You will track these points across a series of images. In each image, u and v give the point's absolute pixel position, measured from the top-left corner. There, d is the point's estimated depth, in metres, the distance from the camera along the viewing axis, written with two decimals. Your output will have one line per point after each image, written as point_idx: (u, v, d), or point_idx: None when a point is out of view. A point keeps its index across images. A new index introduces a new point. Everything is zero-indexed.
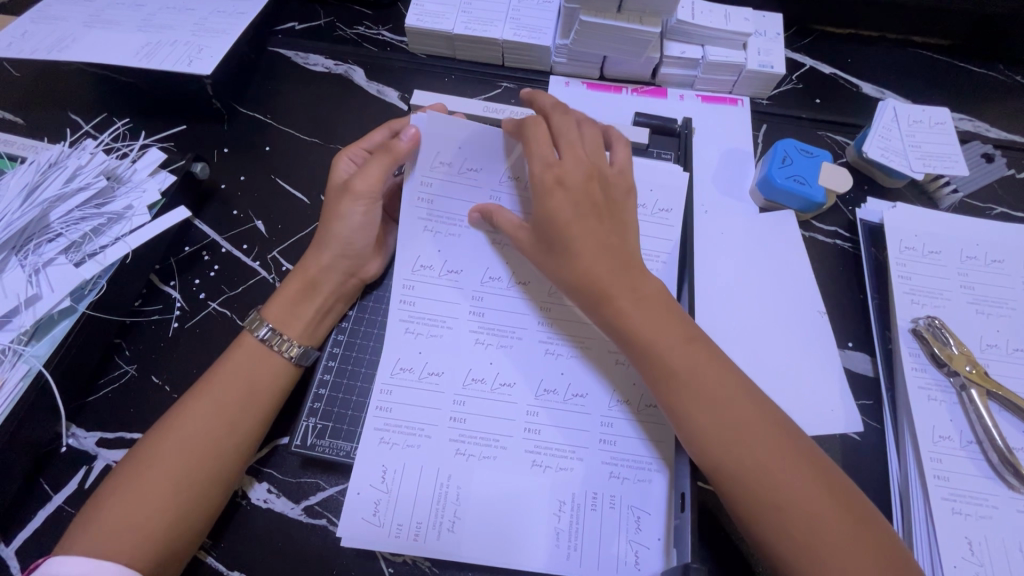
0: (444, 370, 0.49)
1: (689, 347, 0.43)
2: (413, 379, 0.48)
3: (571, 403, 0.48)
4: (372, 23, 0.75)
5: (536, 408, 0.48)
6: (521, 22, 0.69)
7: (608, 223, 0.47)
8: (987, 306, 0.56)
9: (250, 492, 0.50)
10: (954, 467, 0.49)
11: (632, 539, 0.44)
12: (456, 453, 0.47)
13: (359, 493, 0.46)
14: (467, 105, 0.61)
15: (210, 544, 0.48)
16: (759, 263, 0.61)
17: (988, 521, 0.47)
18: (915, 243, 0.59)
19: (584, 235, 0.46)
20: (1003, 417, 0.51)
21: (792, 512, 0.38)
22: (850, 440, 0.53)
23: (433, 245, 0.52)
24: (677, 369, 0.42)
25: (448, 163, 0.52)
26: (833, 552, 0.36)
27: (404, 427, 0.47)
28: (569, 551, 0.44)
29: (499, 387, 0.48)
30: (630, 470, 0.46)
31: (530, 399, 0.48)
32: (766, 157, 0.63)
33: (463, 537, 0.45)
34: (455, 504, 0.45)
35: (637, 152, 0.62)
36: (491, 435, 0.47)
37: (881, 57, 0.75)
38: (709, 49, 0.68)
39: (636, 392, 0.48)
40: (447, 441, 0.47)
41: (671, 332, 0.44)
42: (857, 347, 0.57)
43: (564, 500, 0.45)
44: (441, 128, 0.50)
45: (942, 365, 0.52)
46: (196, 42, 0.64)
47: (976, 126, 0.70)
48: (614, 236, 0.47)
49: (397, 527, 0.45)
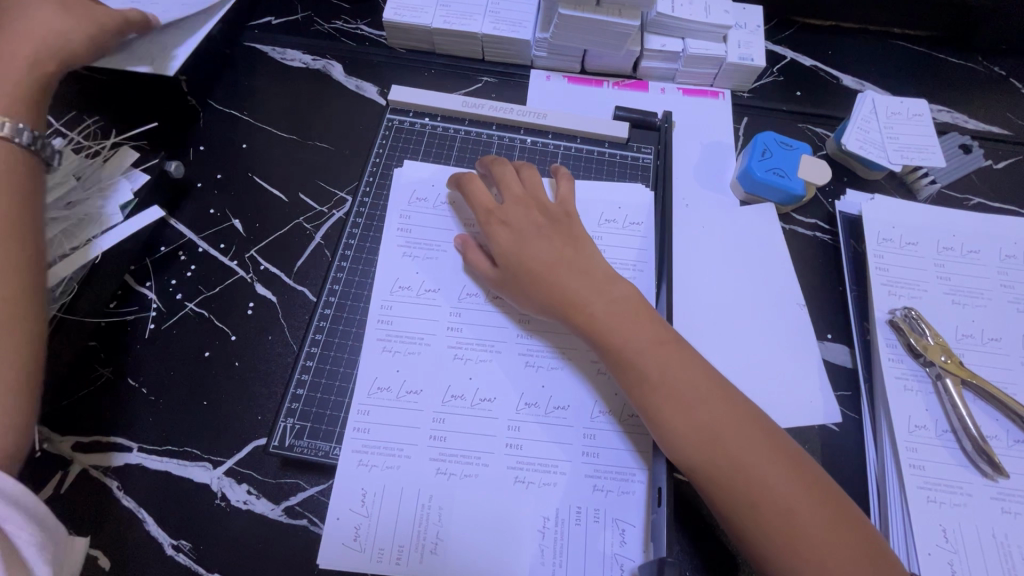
0: (423, 388, 0.49)
1: (672, 353, 0.43)
2: (391, 399, 0.48)
3: (554, 416, 0.48)
4: (350, 18, 0.74)
5: (518, 423, 0.48)
6: (499, 16, 0.68)
7: (562, 241, 0.49)
8: (964, 296, 0.56)
9: (228, 494, 0.49)
10: (929, 456, 0.49)
11: (616, 552, 0.44)
12: (437, 472, 0.46)
13: (339, 517, 0.45)
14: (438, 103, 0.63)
15: (190, 545, 0.48)
16: (738, 255, 0.61)
17: (962, 509, 0.47)
18: (892, 235, 0.59)
19: (539, 258, 0.48)
20: (977, 406, 0.51)
21: (766, 500, 0.38)
22: (829, 431, 0.53)
23: (411, 269, 0.54)
24: (641, 368, 0.43)
25: (423, 197, 0.57)
26: (807, 534, 0.37)
27: (383, 449, 0.47)
28: (554, 567, 0.44)
29: (479, 403, 0.48)
30: (612, 482, 0.46)
31: (512, 413, 0.48)
32: (745, 151, 0.63)
33: (448, 558, 0.44)
34: (437, 524, 0.45)
35: (616, 147, 0.63)
36: (471, 453, 0.47)
37: (860, 49, 0.75)
38: (689, 42, 0.67)
39: (618, 402, 0.49)
40: (426, 460, 0.47)
41: (636, 329, 0.44)
42: (836, 339, 0.58)
43: (548, 517, 0.45)
44: (415, 172, 0.58)
45: (918, 356, 0.53)
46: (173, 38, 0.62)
47: (954, 117, 0.71)
48: (569, 250, 0.49)
49: (378, 552, 0.44)
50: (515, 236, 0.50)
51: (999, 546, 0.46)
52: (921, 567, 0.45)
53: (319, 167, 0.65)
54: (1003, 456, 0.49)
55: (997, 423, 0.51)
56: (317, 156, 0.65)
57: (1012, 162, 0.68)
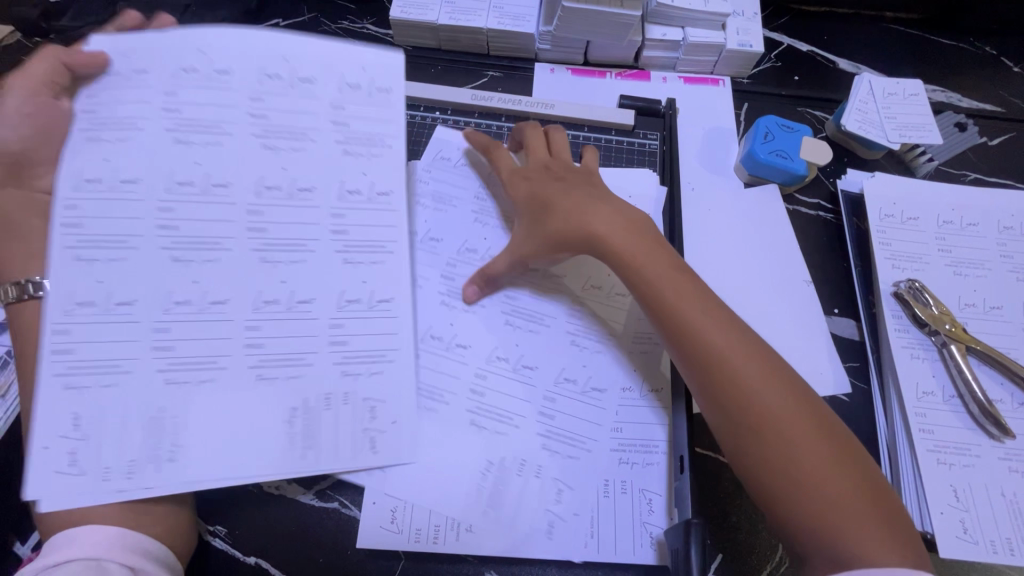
0: (470, 343, 0.50)
1: (713, 313, 0.43)
2: (443, 357, 0.50)
3: (591, 396, 0.49)
4: (356, 17, 0.75)
5: (553, 395, 0.49)
6: (504, 10, 0.70)
7: (625, 220, 0.49)
8: (964, 267, 0.58)
9: (261, 480, 0.51)
10: (939, 420, 0.51)
11: (645, 520, 0.47)
12: (473, 431, 0.47)
13: (375, 502, 0.48)
14: (322, 176, 0.46)
15: (224, 531, 0.49)
16: (746, 236, 0.63)
17: (971, 470, 0.49)
18: (894, 210, 0.61)
19: (622, 246, 0.47)
20: (983, 371, 0.53)
21: (801, 454, 0.37)
22: (840, 401, 0.55)
23: (431, 267, 0.53)
24: (697, 330, 0.42)
25: (90, 299, 0.40)
26: (834, 487, 0.36)
27: (493, 413, 0.48)
28: (587, 538, 0.46)
29: (520, 368, 0.50)
30: (637, 454, 0.48)
31: (549, 387, 0.49)
32: (748, 135, 0.65)
33: (481, 537, 0.45)
34: (474, 506, 0.46)
35: (624, 134, 0.64)
36: (504, 412, 0.48)
37: (855, 33, 0.77)
38: (690, 31, 0.69)
39: (647, 375, 0.51)
40: (461, 434, 0.47)
41: (691, 295, 0.44)
42: (842, 313, 0.59)
43: (578, 490, 0.47)
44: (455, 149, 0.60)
45: (924, 326, 0.55)
46: (247, 371, 0.42)
47: (949, 97, 0.73)
48: (636, 230, 0.48)
49: (415, 533, 0.47)
50: (595, 211, 0.49)
51: (1009, 503, 0.48)
52: (934, 527, 0.47)
53: None
54: (1009, 418, 0.51)
55: (1003, 387, 0.52)
56: None
57: (1006, 138, 0.70)
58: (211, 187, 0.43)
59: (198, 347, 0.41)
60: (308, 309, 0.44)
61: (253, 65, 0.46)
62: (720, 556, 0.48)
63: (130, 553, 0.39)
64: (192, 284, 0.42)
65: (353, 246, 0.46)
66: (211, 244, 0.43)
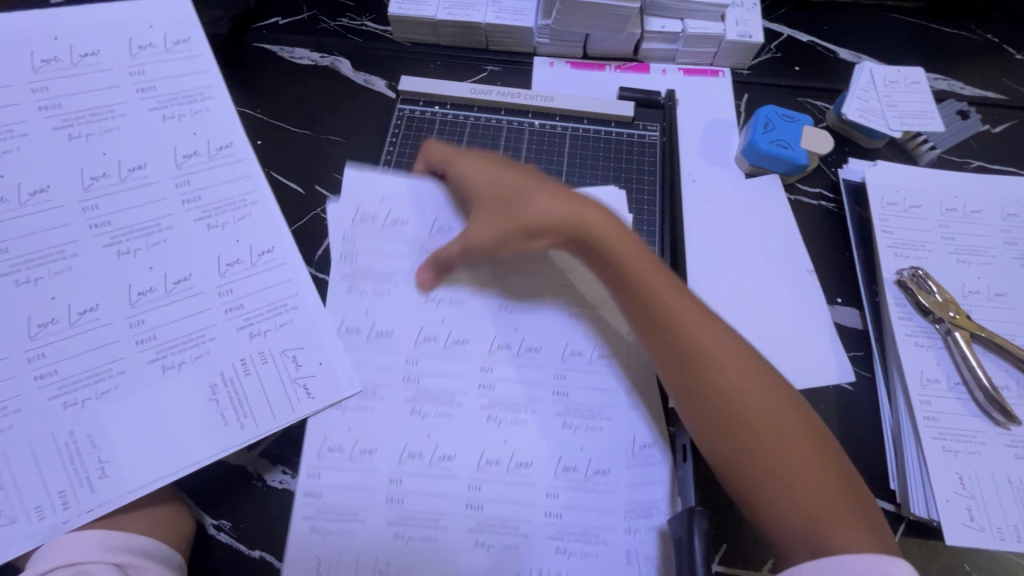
0: (455, 454, 0.45)
1: (711, 336, 0.42)
2: (343, 460, 0.44)
3: (589, 476, 0.44)
4: (355, 14, 0.76)
5: (478, 484, 0.44)
6: (502, 6, 0.70)
7: (612, 228, 0.47)
8: (968, 254, 0.58)
9: (264, 475, 0.50)
10: (944, 408, 0.51)
11: None
12: (394, 537, 0.43)
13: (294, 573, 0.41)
14: (157, 157, 0.49)
15: (229, 525, 0.49)
16: (747, 226, 0.62)
17: (977, 457, 0.49)
18: (896, 199, 0.61)
19: (615, 261, 0.46)
20: (988, 358, 0.53)
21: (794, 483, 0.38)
22: (844, 391, 0.55)
23: (358, 308, 0.49)
24: (694, 357, 0.42)
25: (50, 318, 0.43)
26: (827, 513, 0.37)
27: (418, 520, 0.43)
28: None
29: (439, 461, 0.44)
30: (578, 544, 0.43)
31: (470, 474, 0.44)
32: (748, 125, 0.65)
33: None
34: None
35: (623, 126, 0.64)
36: (431, 515, 0.43)
37: (855, 23, 0.77)
38: (689, 22, 0.69)
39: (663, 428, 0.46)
40: (381, 523, 0.43)
41: (691, 318, 0.43)
42: (846, 303, 0.59)
43: None
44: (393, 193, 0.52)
45: (927, 313, 0.54)
46: (150, 366, 0.44)
47: (950, 85, 0.72)
48: (625, 244, 0.46)
49: None
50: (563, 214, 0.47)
51: (1015, 490, 0.48)
52: (939, 516, 0.47)
53: (334, 159, 0.65)
54: (1014, 405, 0.51)
55: (1008, 373, 0.52)
56: (330, 149, 0.66)
57: (1010, 125, 0.70)
58: (137, 182, 0.48)
59: (176, 329, 0.45)
60: (187, 283, 0.47)
61: (166, 88, 0.51)
62: (723, 547, 0.48)
63: (117, 551, 0.41)
64: (150, 271, 0.46)
65: (211, 208, 0.49)
66: (154, 229, 0.47)
